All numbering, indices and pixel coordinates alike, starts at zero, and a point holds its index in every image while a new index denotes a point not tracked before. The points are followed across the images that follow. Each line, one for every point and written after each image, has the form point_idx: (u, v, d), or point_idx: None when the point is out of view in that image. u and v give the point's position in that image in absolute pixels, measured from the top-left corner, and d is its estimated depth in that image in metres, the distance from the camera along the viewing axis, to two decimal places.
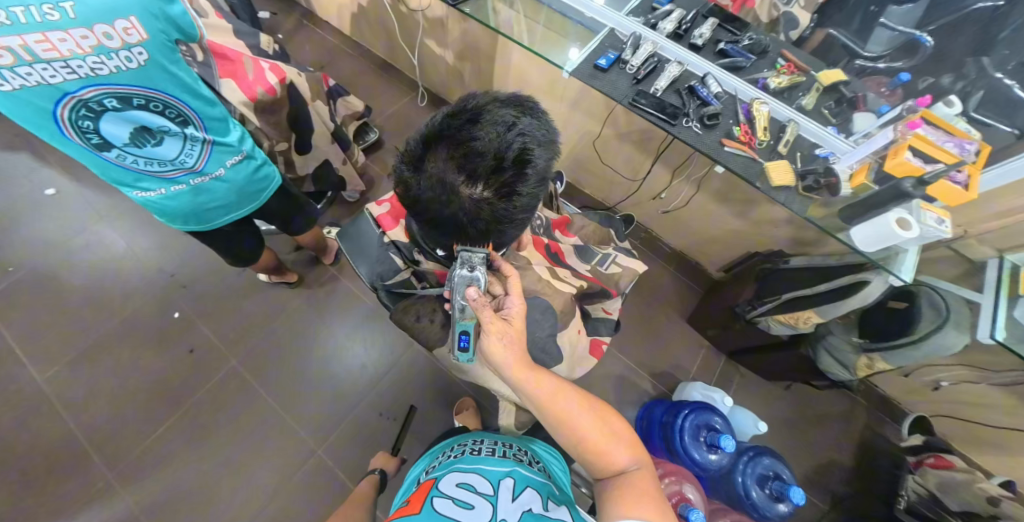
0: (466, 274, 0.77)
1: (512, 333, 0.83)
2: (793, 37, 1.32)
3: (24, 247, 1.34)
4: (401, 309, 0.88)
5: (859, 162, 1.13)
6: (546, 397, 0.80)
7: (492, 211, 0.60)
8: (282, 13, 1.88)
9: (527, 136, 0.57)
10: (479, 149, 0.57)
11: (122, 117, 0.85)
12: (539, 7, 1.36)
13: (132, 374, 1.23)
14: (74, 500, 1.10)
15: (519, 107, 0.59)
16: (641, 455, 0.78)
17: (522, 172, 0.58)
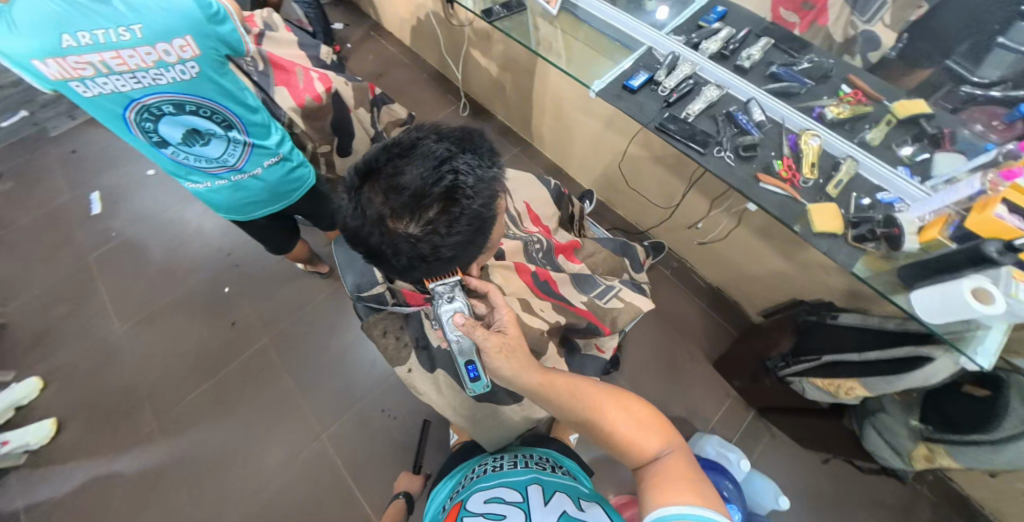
0: (446, 308, 0.78)
1: (511, 345, 0.79)
2: (872, 59, 1.10)
3: (127, 219, 1.65)
4: (376, 320, 0.93)
5: (935, 213, 0.92)
6: (562, 396, 0.78)
7: (412, 245, 0.64)
8: (354, 25, 2.08)
9: (455, 173, 0.61)
10: (403, 184, 0.62)
11: (176, 120, 1.02)
12: (578, 24, 1.31)
13: (187, 336, 1.46)
14: (123, 432, 1.33)
15: (456, 145, 0.64)
16: (671, 438, 0.74)
17: (449, 207, 0.62)
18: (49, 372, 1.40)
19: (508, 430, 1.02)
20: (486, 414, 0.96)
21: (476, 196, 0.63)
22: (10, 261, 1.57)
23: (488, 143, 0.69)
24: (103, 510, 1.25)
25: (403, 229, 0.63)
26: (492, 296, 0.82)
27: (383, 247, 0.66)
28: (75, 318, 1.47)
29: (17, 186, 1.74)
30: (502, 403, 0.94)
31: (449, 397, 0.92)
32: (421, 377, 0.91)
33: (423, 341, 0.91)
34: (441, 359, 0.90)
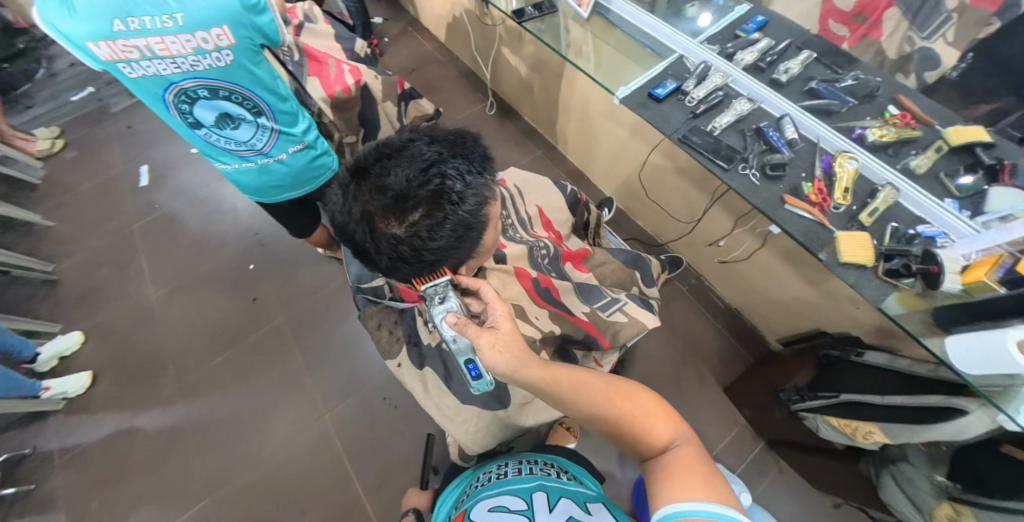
0: (438, 310, 0.74)
1: (508, 342, 0.72)
2: (929, 78, 1.06)
3: (174, 194, 1.80)
4: (372, 312, 0.97)
5: (983, 252, 0.81)
6: (568, 389, 0.71)
7: (393, 244, 0.68)
8: (394, 22, 2.16)
9: (441, 177, 0.66)
10: (389, 185, 0.67)
11: (210, 105, 1.07)
12: (611, 29, 1.24)
13: (212, 307, 1.57)
14: (149, 390, 1.45)
15: (447, 151, 0.69)
16: (680, 427, 0.71)
17: (432, 211, 0.66)
18: (90, 329, 1.55)
19: (492, 435, 0.93)
20: (471, 416, 0.91)
21: (457, 202, 0.66)
22: (69, 225, 1.75)
23: (480, 152, 0.72)
24: (122, 461, 1.36)
25: (385, 229, 0.68)
26: (484, 292, 0.77)
27: (368, 244, 0.71)
28: (116, 280, 1.63)
29: (81, 158, 1.93)
30: (488, 409, 0.90)
31: (435, 396, 0.92)
32: (410, 373, 0.93)
33: (414, 337, 0.93)
34: (431, 356, 0.91)
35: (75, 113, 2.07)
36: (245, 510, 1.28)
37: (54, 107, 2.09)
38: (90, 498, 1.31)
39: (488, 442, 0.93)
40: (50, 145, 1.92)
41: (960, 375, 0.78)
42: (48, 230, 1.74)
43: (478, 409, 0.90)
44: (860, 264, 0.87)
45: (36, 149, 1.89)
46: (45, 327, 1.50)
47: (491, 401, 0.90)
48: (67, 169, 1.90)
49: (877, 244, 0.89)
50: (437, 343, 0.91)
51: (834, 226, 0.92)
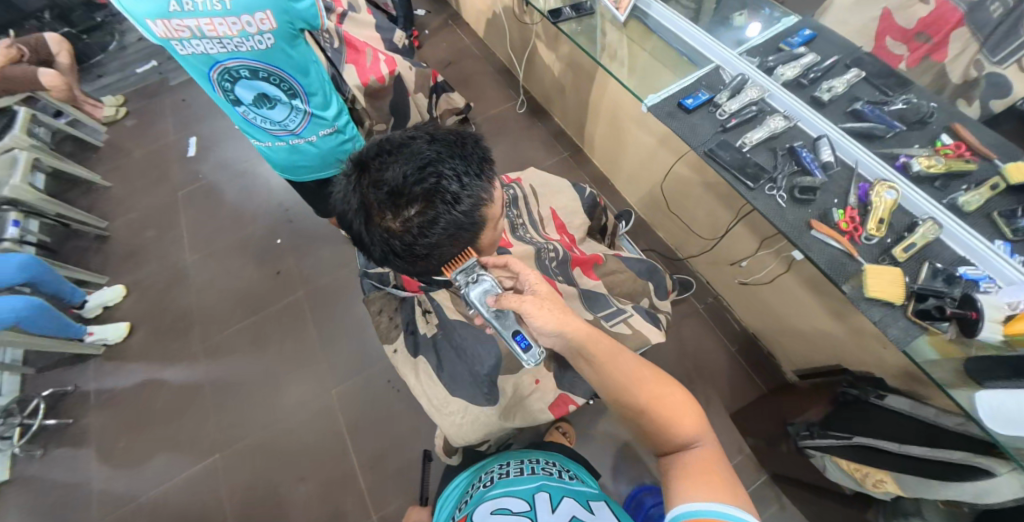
0: (472, 290, 0.74)
1: (550, 299, 0.74)
2: (996, 108, 0.95)
3: (217, 166, 1.92)
4: (375, 297, 0.99)
5: None
6: (602, 356, 0.70)
7: (387, 236, 0.71)
8: (436, 16, 2.20)
9: (437, 177, 0.69)
10: (385, 180, 0.69)
11: (250, 84, 1.13)
12: (648, 35, 1.18)
13: (239, 275, 1.66)
14: (176, 346, 1.56)
15: (445, 151, 0.71)
16: (707, 428, 0.64)
17: (426, 208, 0.69)
18: (132, 283, 1.68)
19: (480, 432, 0.92)
20: (459, 409, 0.90)
21: (451, 202, 0.69)
22: (124, 187, 1.91)
23: (478, 154, 0.75)
24: (145, 408, 1.47)
25: (380, 221, 0.71)
26: (514, 265, 0.81)
27: (364, 235, 0.75)
28: (159, 241, 1.77)
29: (140, 126, 2.10)
30: (476, 404, 0.90)
31: (423, 385, 0.91)
32: (404, 358, 0.94)
33: (411, 326, 0.96)
34: (426, 345, 0.94)
35: (138, 85, 2.25)
36: (247, 468, 1.36)
37: (121, 77, 2.28)
38: (115, 438, 1.43)
39: (475, 437, 0.92)
40: (114, 112, 2.09)
41: (990, 434, 0.70)
42: (107, 190, 1.91)
43: (465, 403, 0.90)
44: (889, 300, 0.78)
45: (102, 115, 2.07)
46: (94, 277, 1.65)
47: (481, 396, 0.90)
48: (127, 136, 2.07)
49: (909, 283, 0.79)
50: (434, 333, 0.94)
51: (863, 258, 0.83)
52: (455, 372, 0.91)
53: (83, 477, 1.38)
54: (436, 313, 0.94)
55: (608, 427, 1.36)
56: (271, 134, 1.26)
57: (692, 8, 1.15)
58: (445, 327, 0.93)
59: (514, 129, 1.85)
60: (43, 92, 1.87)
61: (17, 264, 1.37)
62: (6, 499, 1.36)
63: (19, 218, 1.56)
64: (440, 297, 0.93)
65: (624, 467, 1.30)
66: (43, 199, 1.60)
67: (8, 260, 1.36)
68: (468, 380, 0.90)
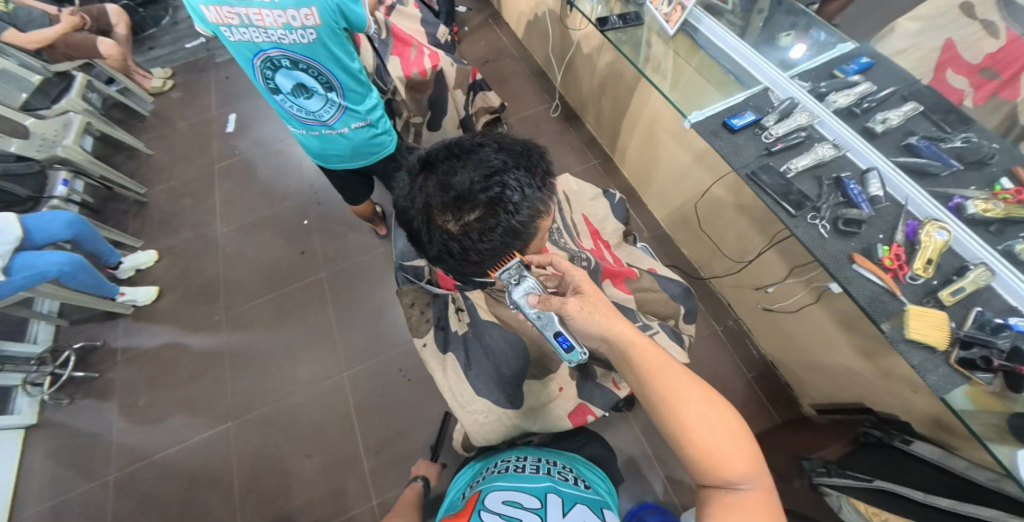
0: (517, 291, 0.72)
1: (595, 302, 0.71)
2: None
3: (254, 143, 1.97)
4: (408, 290, 0.95)
5: None
6: (651, 368, 0.67)
7: (445, 239, 0.71)
8: (478, 13, 2.21)
9: (503, 188, 0.68)
10: (453, 184, 0.69)
11: (290, 74, 1.04)
12: (695, 50, 1.16)
13: (266, 250, 1.71)
14: (201, 313, 1.61)
15: (513, 162, 0.70)
16: (756, 465, 0.61)
17: (489, 217, 0.69)
18: (165, 249, 1.74)
19: (500, 433, 0.88)
20: (482, 408, 0.86)
21: (513, 213, 0.69)
22: (166, 156, 1.98)
23: (543, 167, 0.74)
24: (167, 370, 1.52)
25: (442, 224, 0.71)
26: (558, 264, 0.75)
27: (422, 233, 0.74)
28: (194, 210, 1.82)
29: (185, 99, 2.16)
30: (496, 405, 0.86)
31: (450, 381, 0.87)
32: (432, 354, 0.89)
33: (442, 322, 0.91)
34: (456, 343, 0.89)
35: (187, 59, 2.32)
36: (257, 438, 1.40)
37: (171, 51, 2.35)
38: (135, 396, 1.48)
39: (494, 438, 0.88)
40: (162, 84, 2.17)
41: None
42: (150, 157, 1.98)
43: (490, 403, 0.86)
44: (930, 344, 0.75)
45: (151, 86, 2.14)
46: (129, 240, 1.71)
47: (504, 398, 0.86)
48: (172, 107, 2.14)
49: (954, 328, 0.76)
50: (464, 332, 0.90)
51: (906, 297, 0.79)
52: (481, 371, 0.86)
53: (103, 429, 1.44)
54: (469, 312, 0.89)
55: (614, 440, 1.33)
56: (305, 123, 1.16)
57: (739, 24, 1.12)
58: (476, 327, 0.88)
59: (546, 132, 1.84)
60: (99, 60, 1.95)
61: (64, 221, 1.42)
62: (32, 441, 1.42)
63: (68, 178, 1.63)
64: (475, 296, 0.88)
65: (627, 482, 1.28)
66: (91, 160, 1.66)
67: (54, 216, 1.41)
68: (493, 382, 0.86)
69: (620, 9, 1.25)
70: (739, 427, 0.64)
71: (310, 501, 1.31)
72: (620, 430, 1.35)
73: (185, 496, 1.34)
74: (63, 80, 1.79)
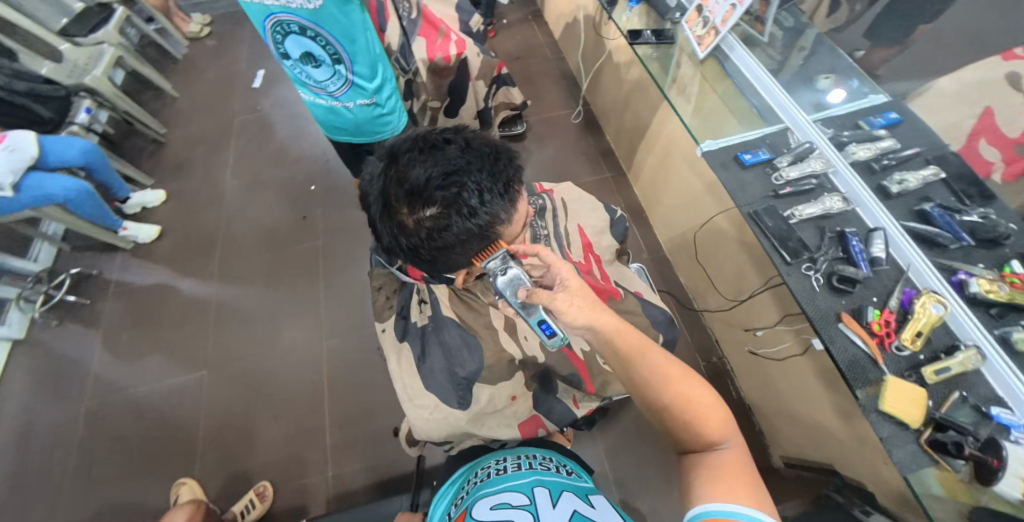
0: (502, 282, 0.70)
1: (582, 294, 0.68)
2: None
3: (277, 102, 1.98)
4: (379, 274, 0.94)
5: None
6: (632, 351, 0.64)
7: (397, 232, 0.71)
8: (519, 8, 2.19)
9: (459, 189, 0.67)
10: (408, 178, 0.68)
11: (298, 41, 1.03)
12: (722, 77, 1.13)
13: (270, 209, 1.72)
14: (196, 259, 1.63)
15: (474, 163, 0.69)
16: (732, 429, 0.61)
17: (441, 216, 0.67)
18: (174, 192, 1.77)
19: (446, 432, 0.85)
20: (429, 404, 0.84)
21: (465, 216, 0.67)
22: (190, 101, 2.01)
23: (509, 173, 0.72)
24: (154, 309, 1.55)
25: (395, 215, 0.70)
26: (544, 255, 0.73)
27: (379, 222, 0.74)
28: (207, 159, 1.85)
29: (219, 48, 2.19)
30: (442, 403, 0.83)
31: (402, 372, 0.86)
32: (389, 341, 0.89)
33: (405, 311, 0.90)
34: (413, 334, 0.87)
35: (227, 10, 2.34)
36: (228, 391, 1.42)
37: None
38: (120, 329, 1.52)
39: (438, 436, 0.85)
40: (199, 30, 2.20)
41: None
42: (174, 100, 2.01)
43: (438, 400, 0.84)
44: (904, 420, 0.72)
45: (188, 30, 2.18)
46: (140, 178, 1.74)
47: (454, 398, 0.84)
48: (205, 54, 2.17)
49: (932, 407, 0.73)
50: (424, 325, 0.88)
51: (888, 367, 0.77)
52: (433, 366, 0.85)
53: (84, 356, 1.47)
54: (431, 305, 0.88)
55: None
56: (313, 92, 1.16)
57: (776, 59, 1.09)
58: (437, 321, 0.87)
59: (565, 137, 1.82)
60: None
61: (79, 148, 1.46)
62: (18, 354, 1.47)
63: (92, 106, 1.64)
64: (439, 290, 0.87)
65: None
66: (117, 94, 1.70)
67: (72, 142, 1.45)
68: (445, 379, 0.85)
69: (654, 23, 1.22)
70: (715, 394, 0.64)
71: (268, 462, 1.33)
72: (583, 448, 1.32)
73: (150, 434, 1.36)
74: (103, 11, 1.83)
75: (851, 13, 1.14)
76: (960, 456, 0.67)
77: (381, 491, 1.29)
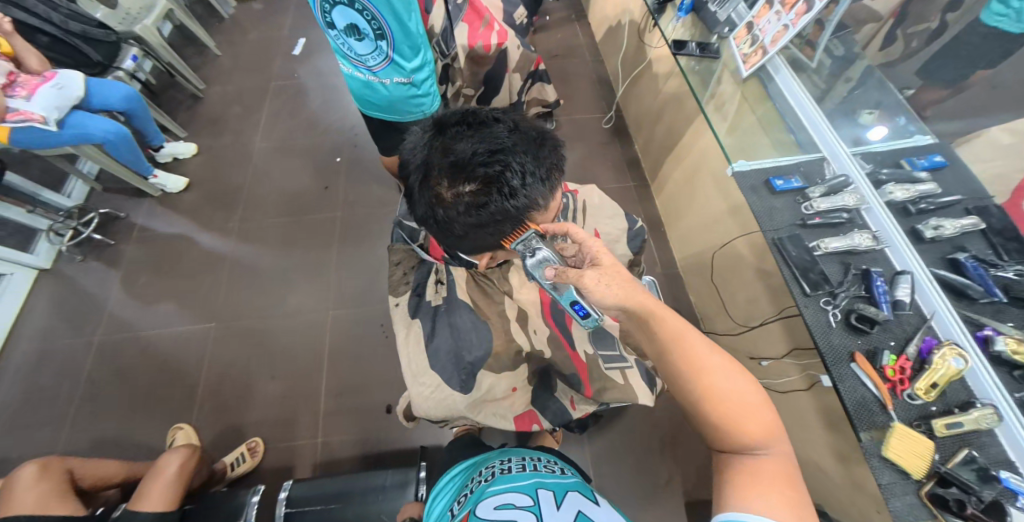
0: (532, 263, 0.67)
1: (613, 274, 0.64)
2: None
3: (314, 71, 2.01)
4: (399, 249, 0.93)
5: None
6: (669, 338, 0.63)
7: (432, 202, 0.70)
8: (564, 6, 2.17)
9: (504, 166, 0.67)
10: (454, 150, 0.68)
11: (345, 12, 1.04)
12: (764, 99, 1.11)
13: (294, 175, 1.75)
14: (218, 215, 1.67)
15: (521, 144, 0.69)
16: (775, 433, 0.60)
17: (482, 192, 0.67)
18: (205, 147, 1.81)
19: (443, 414, 0.83)
20: (432, 382, 0.81)
21: (504, 195, 0.67)
22: (232, 61, 2.05)
23: (552, 160, 0.73)
24: (172, 259, 1.59)
25: (433, 186, 0.70)
26: (575, 233, 0.70)
27: (415, 192, 0.73)
28: (241, 118, 1.88)
29: (265, 12, 2.23)
30: (445, 385, 0.81)
31: (409, 347, 0.83)
32: (401, 316, 0.86)
33: (420, 289, 0.88)
34: (426, 312, 0.85)
35: None
36: (230, 347, 1.44)
37: None
38: (139, 273, 1.56)
39: (434, 417, 0.82)
40: None
41: None
42: (216, 58, 2.05)
43: (441, 380, 0.81)
44: (906, 470, 0.70)
45: None
46: (175, 129, 1.78)
47: (457, 381, 0.82)
48: (250, 16, 2.21)
49: (937, 460, 0.70)
50: (437, 305, 0.86)
51: (897, 414, 0.74)
52: (440, 347, 0.82)
53: (103, 294, 1.52)
54: (447, 287, 0.87)
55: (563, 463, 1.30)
56: (352, 64, 1.17)
57: (820, 87, 1.06)
58: (450, 303, 0.85)
59: (593, 140, 1.80)
60: None
61: (122, 94, 1.51)
62: (40, 284, 1.52)
63: (138, 55, 1.69)
64: (458, 273, 0.87)
65: None
66: (163, 45, 1.73)
67: (115, 88, 1.51)
68: (450, 361, 0.83)
69: (701, 36, 1.20)
70: (761, 396, 0.61)
71: (261, 422, 1.35)
72: (571, 452, 1.31)
73: (154, 378, 1.40)
74: None
75: (905, 49, 1.18)
76: (962, 516, 0.65)
77: (366, 467, 1.29)
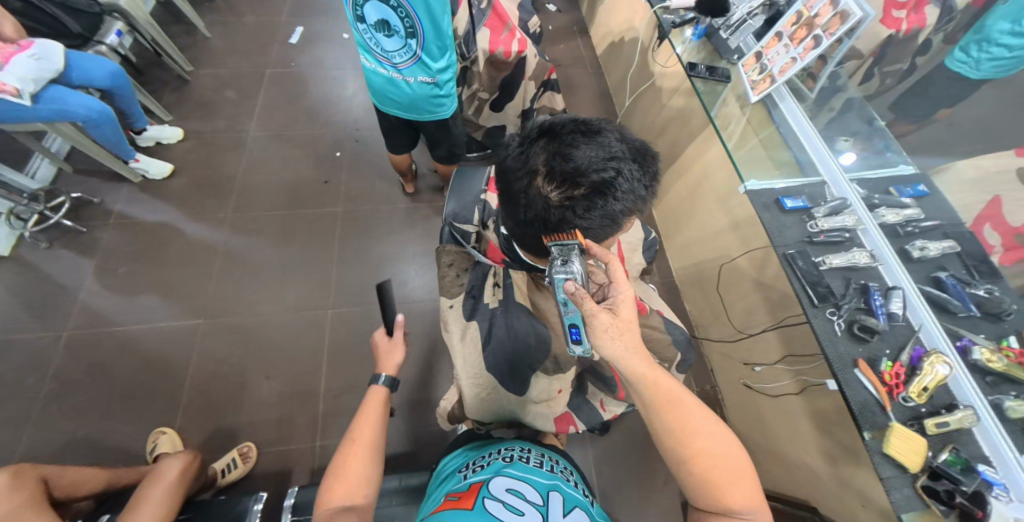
0: (559, 271, 0.68)
1: (624, 327, 0.68)
2: None
3: (312, 62, 1.94)
4: (449, 250, 0.90)
5: None
6: (661, 403, 0.68)
7: (543, 206, 0.68)
8: (567, 17, 2.22)
9: (617, 173, 0.67)
10: (572, 156, 0.67)
11: (378, 7, 1.03)
12: (768, 122, 1.19)
13: (290, 167, 1.68)
14: (206, 205, 1.58)
15: (633, 154, 0.69)
16: (758, 501, 0.66)
17: (595, 197, 0.67)
18: (191, 132, 1.71)
19: (495, 414, 0.85)
20: (487, 384, 0.82)
21: (618, 200, 0.67)
22: (224, 43, 1.94)
23: (653, 169, 0.73)
24: (154, 248, 1.49)
25: (544, 190, 0.68)
26: (613, 271, 0.71)
27: (519, 196, 0.71)
28: (233, 105, 1.79)
29: None
30: (504, 386, 0.83)
31: (465, 350, 0.83)
32: (456, 318, 0.85)
33: (475, 291, 0.87)
34: (483, 314, 0.85)
35: None
36: (222, 344, 1.37)
37: None
38: (116, 262, 1.45)
39: (487, 416, 0.85)
40: None
41: None
42: (207, 40, 1.94)
43: (496, 381, 0.82)
44: (904, 464, 0.79)
45: None
46: (160, 112, 1.67)
47: (511, 381, 0.83)
48: None
49: (930, 456, 0.80)
50: (495, 307, 0.86)
51: (894, 414, 0.83)
52: (499, 348, 0.82)
53: (74, 284, 1.40)
54: (505, 289, 0.88)
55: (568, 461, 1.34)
56: (376, 59, 1.15)
57: (818, 114, 1.15)
58: (508, 306, 0.85)
59: None
60: None
61: (107, 70, 1.41)
62: None
63: (123, 30, 1.57)
64: (517, 276, 0.89)
65: None
66: (150, 21, 1.62)
67: (100, 63, 1.40)
68: (507, 361, 0.82)
69: (711, 59, 1.27)
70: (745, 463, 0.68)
71: (256, 423, 1.30)
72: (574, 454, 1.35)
73: (136, 376, 1.31)
74: None
75: (880, 86, 1.30)
76: (950, 505, 0.75)
77: None
